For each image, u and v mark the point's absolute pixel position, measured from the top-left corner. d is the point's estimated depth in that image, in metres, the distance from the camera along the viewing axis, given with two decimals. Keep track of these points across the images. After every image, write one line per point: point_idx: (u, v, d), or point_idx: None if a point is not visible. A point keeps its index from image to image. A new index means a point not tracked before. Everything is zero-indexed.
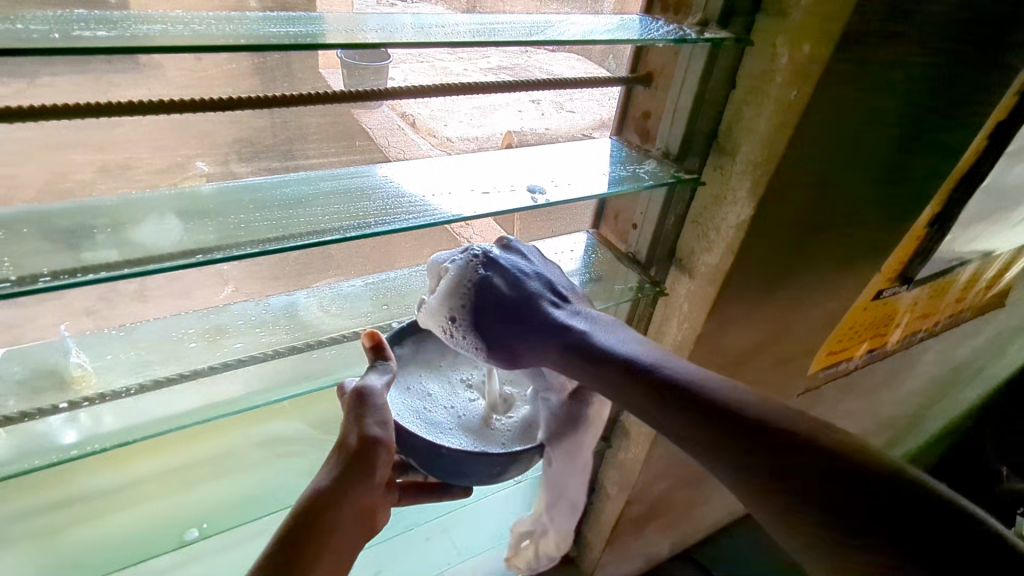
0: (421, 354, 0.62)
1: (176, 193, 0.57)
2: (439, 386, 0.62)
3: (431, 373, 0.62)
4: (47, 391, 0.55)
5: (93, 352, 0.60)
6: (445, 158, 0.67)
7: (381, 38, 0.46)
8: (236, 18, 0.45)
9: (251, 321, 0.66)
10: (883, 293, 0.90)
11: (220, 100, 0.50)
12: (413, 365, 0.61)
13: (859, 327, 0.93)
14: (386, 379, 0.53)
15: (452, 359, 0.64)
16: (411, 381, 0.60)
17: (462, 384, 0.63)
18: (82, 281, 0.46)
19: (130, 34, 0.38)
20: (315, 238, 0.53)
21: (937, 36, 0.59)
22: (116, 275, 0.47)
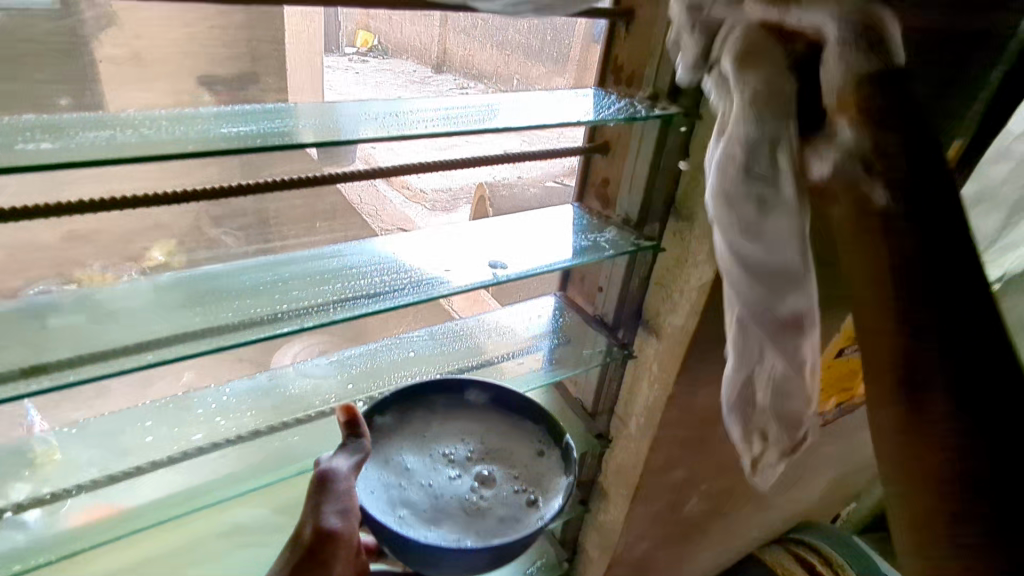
0: (404, 427, 0.58)
1: (128, 286, 0.56)
2: (417, 459, 0.57)
3: (413, 446, 0.57)
4: (8, 479, 0.55)
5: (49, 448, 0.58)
6: (407, 235, 0.67)
7: (335, 136, 0.46)
8: (189, 116, 0.45)
9: (212, 408, 0.64)
10: (847, 351, 0.89)
11: (176, 194, 0.50)
12: (397, 436, 0.57)
13: (826, 384, 0.93)
14: (355, 461, 0.51)
15: (439, 429, 0.59)
16: (391, 454, 0.56)
17: (446, 453, 0.57)
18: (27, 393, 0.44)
19: (76, 144, 0.37)
20: (274, 330, 0.52)
21: None
22: (60, 384, 0.46)
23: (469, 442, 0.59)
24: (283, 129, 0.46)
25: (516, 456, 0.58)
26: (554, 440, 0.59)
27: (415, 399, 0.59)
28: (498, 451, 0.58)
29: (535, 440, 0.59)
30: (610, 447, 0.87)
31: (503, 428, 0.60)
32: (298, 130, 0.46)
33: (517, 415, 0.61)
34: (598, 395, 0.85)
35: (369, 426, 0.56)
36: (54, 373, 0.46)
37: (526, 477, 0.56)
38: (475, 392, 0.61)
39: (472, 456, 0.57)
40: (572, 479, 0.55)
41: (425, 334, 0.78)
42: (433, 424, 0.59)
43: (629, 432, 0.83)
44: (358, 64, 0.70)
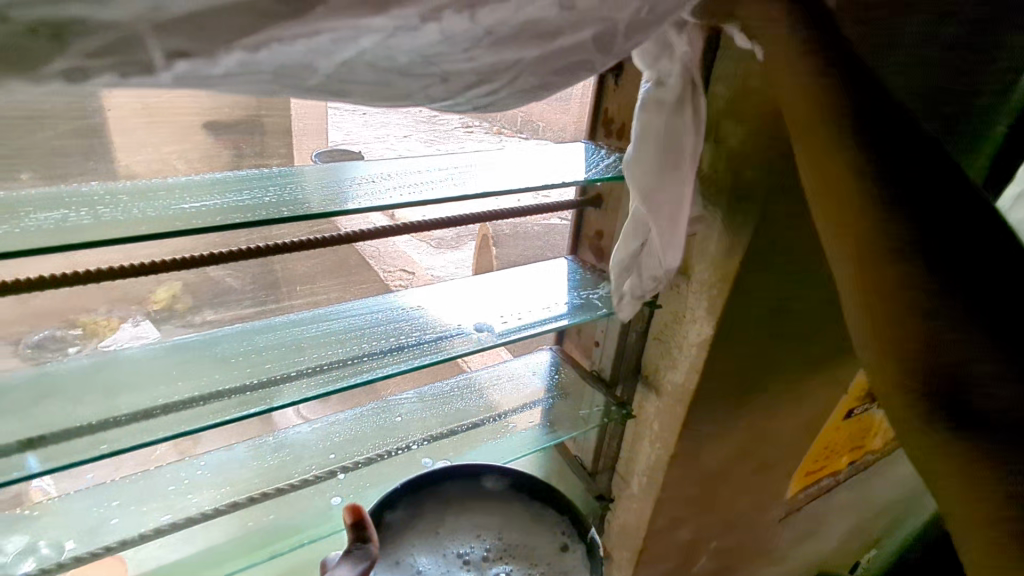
0: (417, 524, 0.48)
1: (96, 359, 0.53)
2: (428, 560, 0.46)
3: (425, 545, 0.46)
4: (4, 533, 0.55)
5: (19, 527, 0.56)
6: (421, 290, 0.66)
7: (303, 209, 0.44)
8: (152, 190, 0.43)
9: (186, 484, 0.61)
10: (855, 410, 0.86)
11: (145, 266, 0.48)
12: (406, 535, 0.47)
13: (833, 443, 0.89)
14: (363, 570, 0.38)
15: (452, 524, 0.48)
16: (399, 555, 0.46)
17: (458, 551, 0.47)
18: None
19: (20, 229, 0.35)
20: (244, 409, 0.49)
21: None
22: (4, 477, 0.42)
23: (485, 538, 0.48)
24: (250, 201, 0.44)
25: (536, 550, 0.47)
26: (579, 532, 0.49)
27: (425, 488, 0.50)
28: (520, 547, 0.47)
29: (557, 531, 0.49)
30: (612, 508, 0.83)
31: (522, 519, 0.50)
32: (266, 202, 0.44)
33: (538, 501, 0.51)
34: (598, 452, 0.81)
35: (375, 523, 0.47)
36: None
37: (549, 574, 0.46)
38: (492, 479, 0.52)
39: (489, 555, 0.47)
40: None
41: (413, 396, 0.75)
42: (447, 517, 0.49)
43: (631, 493, 0.79)
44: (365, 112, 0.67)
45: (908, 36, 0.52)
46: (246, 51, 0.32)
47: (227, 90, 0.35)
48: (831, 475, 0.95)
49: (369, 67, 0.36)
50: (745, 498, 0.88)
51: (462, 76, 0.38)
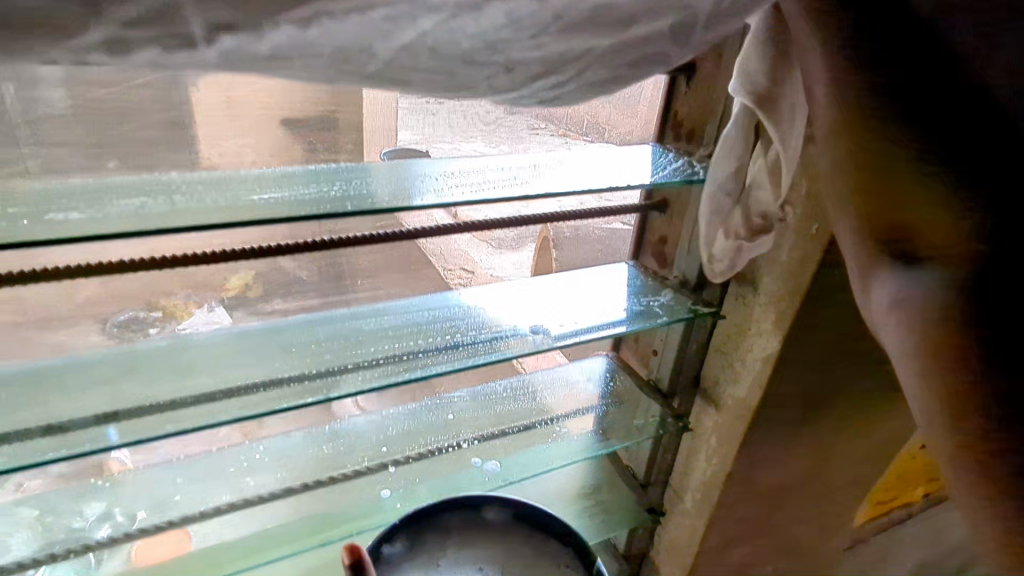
0: (417, 556, 0.44)
1: (167, 341, 0.55)
2: None
3: None
4: (84, 501, 0.59)
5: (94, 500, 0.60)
6: (477, 288, 0.66)
7: (367, 204, 0.44)
8: (227, 182, 0.44)
9: (245, 466, 0.63)
10: None
11: (216, 254, 0.50)
12: (407, 565, 0.43)
13: (909, 473, 0.83)
14: None
15: (456, 559, 0.44)
16: None
17: None
18: (44, 460, 0.43)
19: (105, 214, 0.37)
20: (300, 399, 0.50)
21: None
22: (78, 451, 0.44)
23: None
24: (317, 195, 0.45)
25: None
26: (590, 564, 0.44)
27: (424, 520, 0.45)
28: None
29: (566, 565, 0.44)
30: (663, 522, 0.80)
31: (530, 558, 0.45)
32: (333, 198, 0.45)
33: (545, 534, 0.46)
34: (652, 466, 0.79)
35: (372, 555, 0.43)
36: (74, 434, 0.45)
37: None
38: (494, 509, 0.47)
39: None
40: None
41: (467, 394, 0.75)
42: (448, 547, 0.44)
43: (684, 508, 0.77)
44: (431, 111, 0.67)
45: None
46: (296, 26, 0.32)
47: (291, 76, 0.35)
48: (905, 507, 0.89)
49: (431, 52, 0.36)
50: (806, 523, 0.83)
51: (527, 66, 0.38)
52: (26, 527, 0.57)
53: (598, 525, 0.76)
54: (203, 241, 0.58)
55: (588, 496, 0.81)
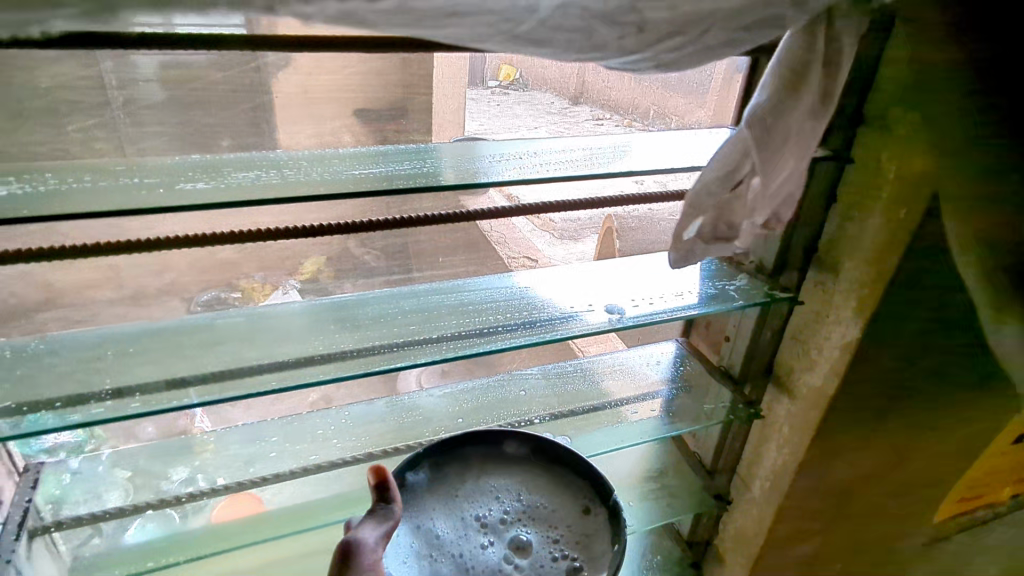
0: (438, 485, 0.45)
1: (268, 309, 0.60)
2: (452, 524, 0.43)
3: (444, 507, 0.44)
4: (170, 463, 0.62)
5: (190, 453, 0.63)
6: (535, 271, 0.67)
7: (456, 181, 0.47)
8: (328, 158, 0.48)
9: (332, 429, 0.68)
10: None
11: (313, 228, 0.54)
12: (426, 496, 0.45)
13: (994, 472, 0.79)
14: (386, 532, 0.37)
15: (474, 487, 0.45)
16: (421, 518, 0.43)
17: (479, 520, 0.43)
18: (168, 406, 0.47)
19: (227, 184, 0.41)
20: (387, 363, 0.53)
21: None
22: (197, 400, 0.48)
23: (508, 501, 0.45)
24: (410, 170, 0.48)
25: (558, 514, 0.44)
26: (604, 495, 0.45)
27: (447, 451, 0.47)
28: (544, 509, 0.44)
29: (581, 494, 0.45)
30: (729, 510, 0.80)
31: (549, 485, 0.46)
32: (423, 173, 0.47)
33: (562, 468, 0.47)
34: (719, 453, 0.78)
35: (396, 484, 0.44)
36: (190, 386, 0.49)
37: (570, 543, 0.42)
38: (513, 442, 0.48)
39: (508, 519, 0.44)
40: (619, 552, 0.41)
41: (537, 372, 0.77)
42: (467, 479, 0.46)
43: (751, 497, 0.76)
44: (500, 98, 0.66)
45: None
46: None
47: None
48: (991, 509, 0.85)
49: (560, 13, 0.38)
50: (879, 519, 0.80)
51: (655, 26, 0.39)
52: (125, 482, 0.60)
53: (663, 508, 0.76)
54: (296, 216, 0.62)
55: (652, 480, 0.81)
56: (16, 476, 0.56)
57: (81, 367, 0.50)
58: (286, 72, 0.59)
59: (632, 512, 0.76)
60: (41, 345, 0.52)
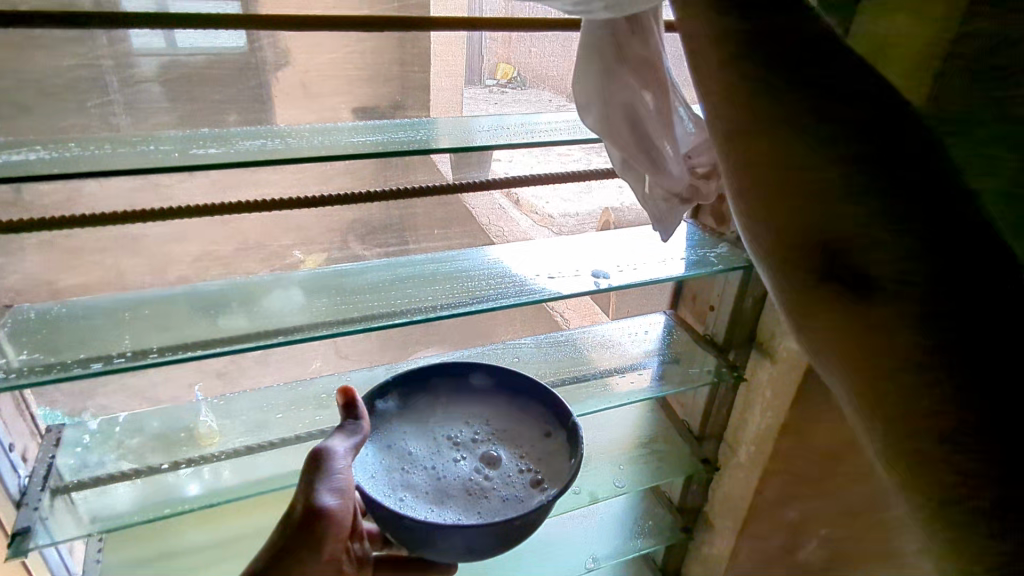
0: (406, 411, 0.50)
1: (275, 277, 0.63)
2: (424, 443, 0.48)
3: (414, 429, 0.49)
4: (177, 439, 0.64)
5: (218, 415, 0.67)
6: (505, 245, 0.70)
7: (450, 147, 0.50)
8: (329, 128, 0.51)
9: (335, 393, 0.71)
10: None
11: (317, 198, 0.57)
12: (396, 421, 0.49)
13: None
14: (354, 443, 0.45)
15: (444, 413, 0.50)
16: (392, 439, 0.48)
17: (447, 439, 0.48)
18: (182, 358, 0.51)
19: (235, 149, 0.44)
20: (385, 321, 0.57)
21: None
22: (212, 351, 0.52)
23: (475, 425, 0.49)
24: (405, 138, 0.51)
25: (520, 437, 0.49)
26: (563, 421, 0.49)
27: (418, 381, 0.51)
28: (508, 434, 0.49)
29: (542, 419, 0.50)
30: (717, 475, 0.83)
31: (511, 413, 0.50)
32: (417, 141, 0.51)
33: (524, 398, 0.51)
34: (706, 418, 0.81)
35: (367, 408, 0.49)
36: (201, 342, 0.53)
37: (533, 459, 0.47)
38: (479, 375, 0.51)
39: (477, 438, 0.48)
40: (575, 464, 0.45)
41: (531, 342, 0.81)
42: (435, 407, 0.50)
43: (738, 461, 0.79)
44: (500, 95, 0.73)
45: None
46: None
47: None
48: None
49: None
50: None
51: None
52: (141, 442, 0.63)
53: (652, 472, 0.80)
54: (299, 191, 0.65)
55: (642, 446, 0.84)
56: (39, 437, 0.60)
57: (99, 329, 0.53)
58: (284, 70, 0.63)
59: (622, 476, 0.79)
60: (64, 309, 0.55)
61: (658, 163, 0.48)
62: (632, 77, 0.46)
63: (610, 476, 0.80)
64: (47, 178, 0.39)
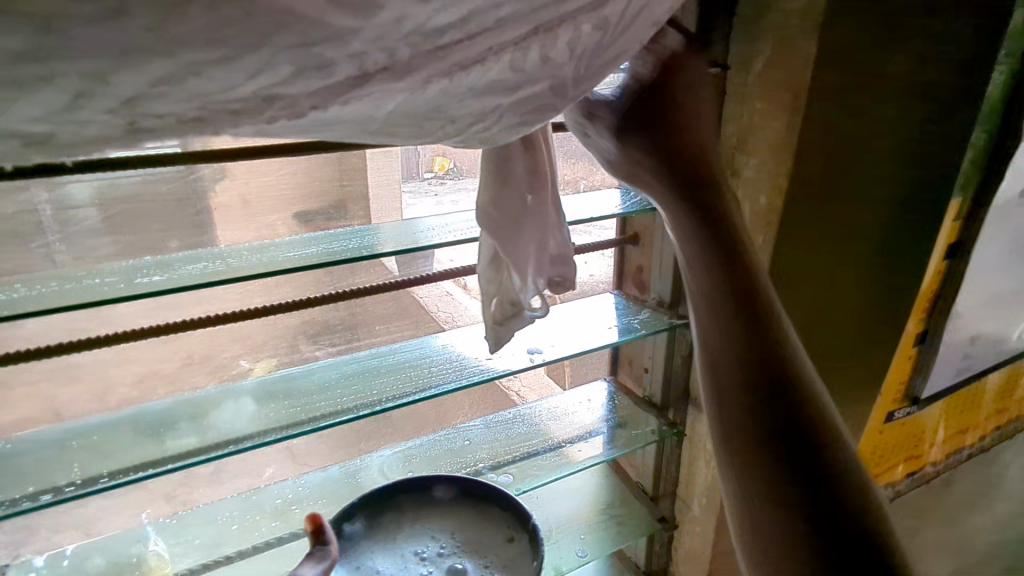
0: (373, 531, 0.53)
1: (224, 388, 0.65)
2: (392, 563, 0.51)
3: (382, 549, 0.52)
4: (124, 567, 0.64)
5: (168, 539, 0.66)
6: (452, 330, 0.74)
7: (382, 250, 0.55)
8: (268, 244, 0.55)
9: (291, 497, 0.72)
10: (896, 415, 0.86)
11: (262, 309, 0.61)
12: (363, 541, 0.52)
13: (886, 449, 0.88)
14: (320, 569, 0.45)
15: (411, 530, 0.54)
16: (361, 561, 0.51)
17: (416, 557, 0.51)
18: (136, 477, 0.52)
19: (179, 275, 0.48)
20: (335, 417, 0.60)
21: (885, 163, 0.64)
22: (165, 468, 0.53)
23: (442, 539, 0.53)
24: (342, 247, 0.56)
25: (487, 544, 0.52)
26: (524, 525, 0.53)
27: (387, 502, 0.55)
28: (473, 543, 0.52)
29: (506, 525, 0.54)
30: (677, 532, 0.85)
31: (475, 520, 0.55)
32: (354, 247, 0.56)
33: (486, 505, 0.55)
34: (657, 477, 0.85)
35: (335, 532, 0.52)
36: (154, 461, 0.54)
37: (498, 565, 0.50)
38: (442, 488, 0.56)
39: (445, 552, 0.52)
40: (537, 566, 0.49)
41: (481, 423, 0.83)
42: (403, 525, 0.54)
43: (693, 515, 0.82)
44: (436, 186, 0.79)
45: (894, 70, 0.59)
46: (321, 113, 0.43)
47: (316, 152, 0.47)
48: (893, 485, 0.94)
49: None
50: None
51: None
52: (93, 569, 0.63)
53: (613, 536, 0.82)
54: (243, 304, 0.69)
55: (602, 512, 0.86)
56: None
57: (46, 461, 0.54)
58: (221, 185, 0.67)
59: (586, 545, 0.80)
60: (7, 446, 0.55)
61: (534, 261, 0.50)
62: (525, 187, 0.47)
63: (573, 545, 0.81)
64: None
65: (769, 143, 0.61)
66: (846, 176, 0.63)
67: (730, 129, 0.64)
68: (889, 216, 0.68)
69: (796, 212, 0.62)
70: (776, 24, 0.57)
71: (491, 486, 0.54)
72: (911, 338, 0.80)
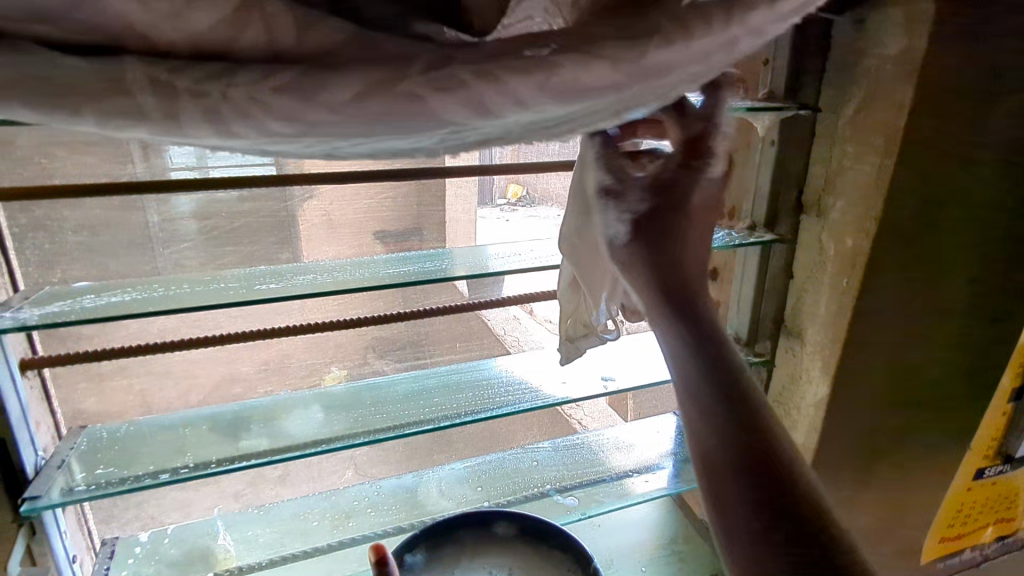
0: (432, 563, 0.55)
1: (315, 391, 0.70)
2: None
3: None
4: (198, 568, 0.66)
5: (236, 533, 0.71)
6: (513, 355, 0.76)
7: (471, 272, 0.59)
8: (368, 261, 0.60)
9: (366, 502, 0.76)
10: (987, 473, 0.79)
11: (352, 321, 0.65)
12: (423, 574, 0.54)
13: (973, 510, 0.83)
14: None
15: (469, 564, 0.55)
16: None
17: None
18: (235, 466, 0.56)
19: (291, 284, 0.53)
20: (417, 426, 0.63)
21: (982, 209, 0.62)
22: (262, 461, 0.57)
23: None
24: (435, 267, 0.59)
25: None
26: (586, 568, 0.54)
27: (454, 530, 0.58)
28: None
29: (563, 569, 0.55)
30: None
31: (532, 556, 0.56)
32: (444, 268, 0.59)
33: (546, 543, 0.57)
34: None
35: (396, 563, 0.54)
36: (251, 454, 0.59)
37: None
38: (503, 524, 0.58)
39: None
40: None
41: (548, 447, 0.85)
42: (460, 557, 0.56)
43: None
44: (509, 213, 0.79)
45: (995, 118, 0.58)
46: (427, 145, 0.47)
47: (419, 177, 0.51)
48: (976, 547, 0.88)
49: None
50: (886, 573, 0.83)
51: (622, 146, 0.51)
52: (176, 546, 0.69)
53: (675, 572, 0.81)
54: (335, 315, 0.74)
55: (664, 546, 0.85)
56: (93, 551, 0.65)
57: (158, 445, 0.59)
58: (309, 203, 0.73)
59: None
60: (127, 427, 0.62)
61: (611, 290, 0.51)
62: None
63: None
64: (142, 315, 0.47)
65: (857, 185, 0.60)
66: (938, 220, 0.61)
67: (817, 171, 0.64)
68: (985, 264, 0.65)
69: (883, 255, 0.61)
70: (870, 70, 0.57)
71: (549, 526, 0.56)
72: (1005, 396, 0.74)
